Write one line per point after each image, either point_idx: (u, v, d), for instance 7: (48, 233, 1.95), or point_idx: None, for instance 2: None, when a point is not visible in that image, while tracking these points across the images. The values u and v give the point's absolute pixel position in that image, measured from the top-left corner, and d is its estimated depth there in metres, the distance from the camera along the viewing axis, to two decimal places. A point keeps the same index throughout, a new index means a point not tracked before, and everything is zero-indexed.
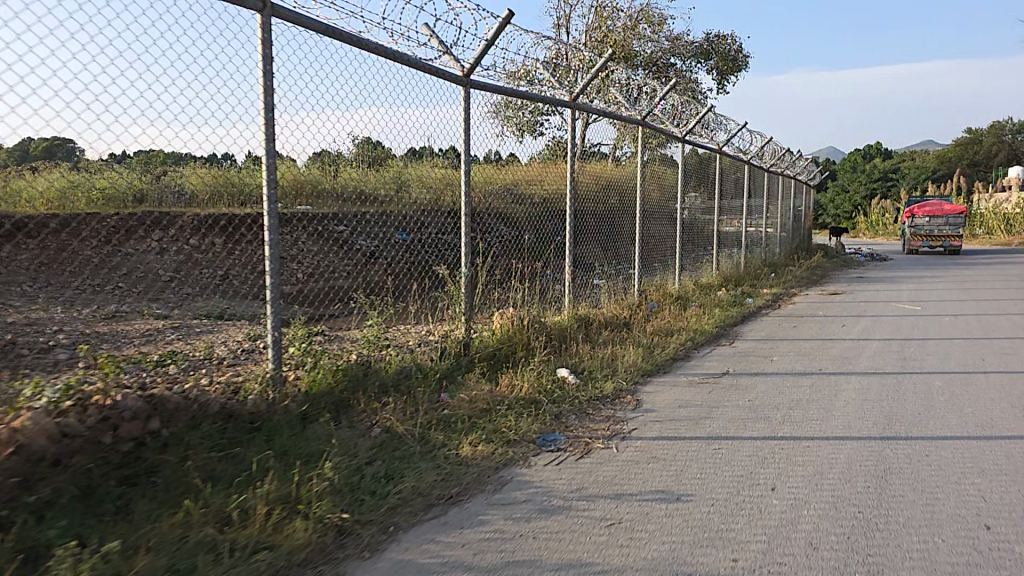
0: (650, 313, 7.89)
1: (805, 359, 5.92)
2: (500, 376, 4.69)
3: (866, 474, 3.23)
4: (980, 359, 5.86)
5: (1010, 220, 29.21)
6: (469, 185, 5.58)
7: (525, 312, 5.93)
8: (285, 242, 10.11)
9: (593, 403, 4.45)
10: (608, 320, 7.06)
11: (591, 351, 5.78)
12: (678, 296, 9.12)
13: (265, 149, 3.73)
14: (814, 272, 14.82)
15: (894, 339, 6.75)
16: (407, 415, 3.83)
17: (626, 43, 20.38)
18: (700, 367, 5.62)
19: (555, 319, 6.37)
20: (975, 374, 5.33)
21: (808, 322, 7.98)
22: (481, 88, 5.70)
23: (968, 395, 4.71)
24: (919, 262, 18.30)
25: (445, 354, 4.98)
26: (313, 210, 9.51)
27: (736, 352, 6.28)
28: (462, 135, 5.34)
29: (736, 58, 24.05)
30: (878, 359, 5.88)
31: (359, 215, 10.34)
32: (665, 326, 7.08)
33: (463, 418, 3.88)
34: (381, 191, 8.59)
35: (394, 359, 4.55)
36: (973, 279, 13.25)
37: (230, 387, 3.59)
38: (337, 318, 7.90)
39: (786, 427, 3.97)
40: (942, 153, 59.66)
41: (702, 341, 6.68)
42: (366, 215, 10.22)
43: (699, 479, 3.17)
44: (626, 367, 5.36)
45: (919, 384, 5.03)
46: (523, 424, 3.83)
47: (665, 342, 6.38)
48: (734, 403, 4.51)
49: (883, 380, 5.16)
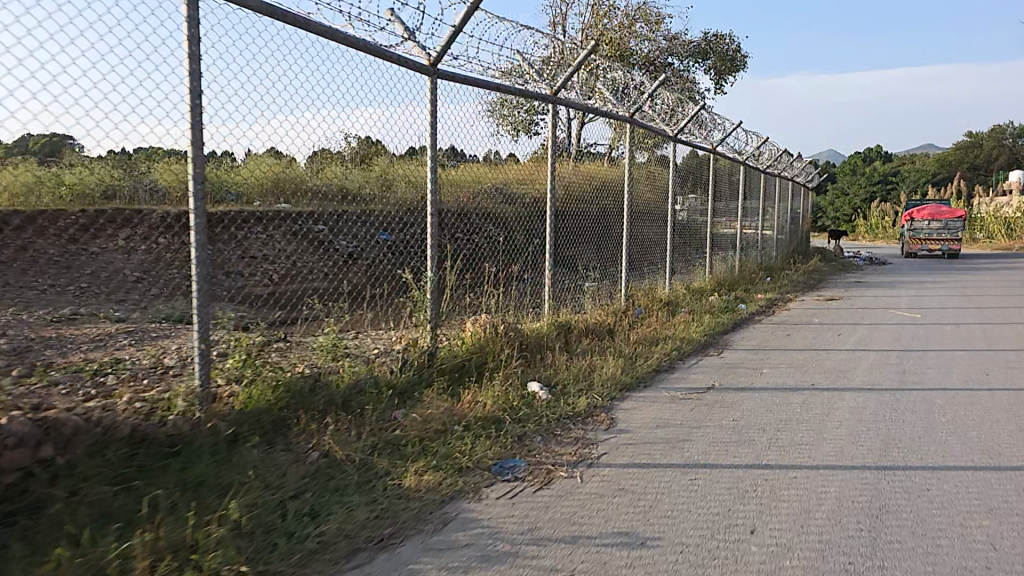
0: (636, 320, 7.52)
1: (796, 372, 5.55)
2: (463, 391, 4.30)
3: (858, 514, 2.85)
4: (984, 374, 5.48)
5: (1011, 224, 28.84)
6: (436, 182, 5.21)
7: (499, 319, 5.56)
8: (261, 241, 9.77)
9: (563, 422, 4.07)
10: (591, 327, 6.69)
11: (568, 362, 5.40)
12: (667, 302, 8.74)
13: (191, 140, 3.35)
14: (811, 277, 14.48)
15: (893, 350, 6.38)
16: (351, 437, 3.45)
17: (622, 42, 20.00)
18: (685, 381, 5.25)
19: (532, 326, 6.00)
20: (979, 391, 4.95)
21: (802, 330, 7.61)
22: (452, 80, 5.31)
23: (971, 416, 4.34)
24: (918, 267, 17.95)
25: (406, 365, 4.61)
26: (289, 209, 9.17)
27: (723, 363, 5.91)
28: (429, 129, 4.96)
29: (735, 58, 23.70)
30: (874, 373, 5.51)
31: (339, 214, 9.98)
32: (651, 334, 6.70)
33: (413, 441, 3.49)
34: (366, 191, 8.25)
35: (346, 371, 4.18)
36: (973, 285, 12.88)
37: (148, 406, 3.20)
38: (306, 322, 7.53)
39: (772, 453, 3.60)
40: (942, 156, 59.35)
41: (688, 351, 6.32)
42: (345, 215, 9.87)
43: (670, 518, 2.79)
44: (604, 381, 4.99)
45: (919, 402, 4.66)
46: (480, 449, 3.45)
47: (649, 352, 6.01)
48: (716, 423, 4.13)
49: (880, 397, 4.79)
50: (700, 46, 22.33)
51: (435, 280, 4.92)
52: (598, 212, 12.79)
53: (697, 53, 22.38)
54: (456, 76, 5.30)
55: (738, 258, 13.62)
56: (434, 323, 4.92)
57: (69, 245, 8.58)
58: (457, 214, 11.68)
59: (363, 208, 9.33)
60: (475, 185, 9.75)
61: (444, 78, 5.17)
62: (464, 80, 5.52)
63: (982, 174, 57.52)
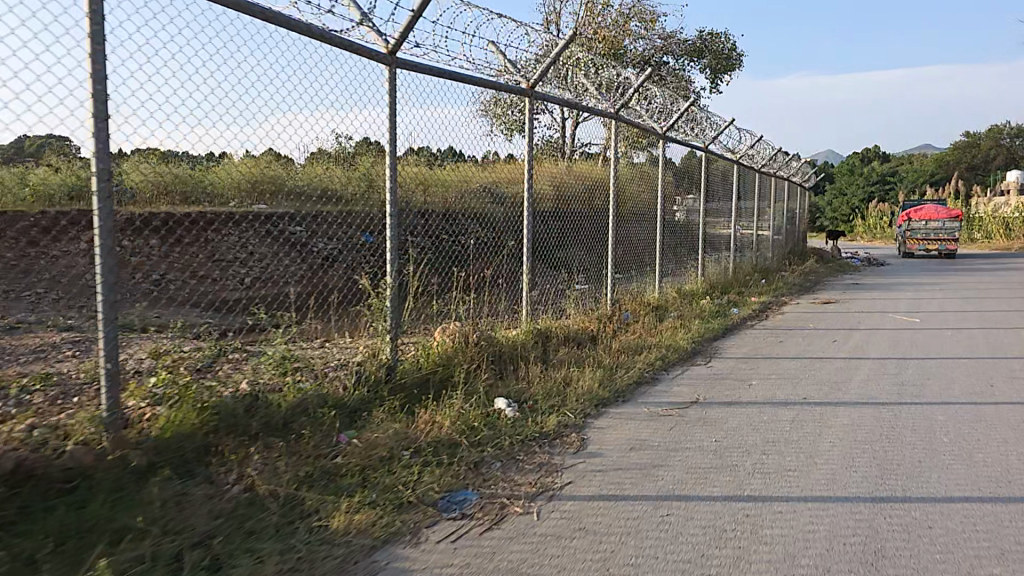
0: (621, 326, 7.11)
1: (787, 384, 5.18)
2: (419, 410, 3.91)
3: (850, 559, 2.48)
4: (988, 385, 5.11)
5: (1009, 223, 28.55)
6: (398, 179, 4.81)
7: (468, 329, 5.16)
8: (233, 244, 9.34)
9: (528, 445, 3.68)
10: (570, 335, 6.29)
11: (542, 374, 5.00)
12: (655, 307, 8.35)
13: (94, 131, 3.08)
14: (807, 279, 14.11)
15: (891, 359, 6.01)
16: (282, 465, 3.07)
17: (614, 40, 19.60)
18: (667, 394, 4.86)
19: (506, 335, 5.59)
20: (984, 405, 4.58)
21: (796, 337, 7.22)
22: (417, 71, 4.90)
23: (977, 435, 3.97)
24: (915, 267, 17.61)
25: (361, 381, 4.21)
26: (267, 211, 8.80)
27: (710, 375, 5.53)
28: (388, 123, 4.55)
29: (730, 57, 23.34)
30: (871, 384, 5.14)
31: (317, 215, 9.57)
32: (635, 342, 6.29)
33: (352, 471, 3.10)
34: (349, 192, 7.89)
35: (289, 389, 3.79)
36: (974, 286, 12.52)
37: (45, 434, 2.85)
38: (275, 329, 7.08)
39: (756, 481, 3.23)
40: (939, 156, 59.15)
41: (673, 360, 5.93)
42: (323, 215, 9.46)
43: (632, 568, 2.41)
44: (579, 396, 4.59)
45: (919, 418, 4.29)
46: (426, 480, 3.06)
47: (631, 362, 5.63)
48: (697, 445, 3.76)
49: (877, 413, 4.42)
50: (695, 44, 21.95)
51: (394, 287, 4.53)
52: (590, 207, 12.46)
53: (691, 51, 21.99)
54: (420, 66, 4.87)
55: (733, 259, 13.19)
56: (394, 334, 4.51)
57: (31, 248, 8.22)
58: (444, 214, 11.25)
59: (340, 209, 8.91)
60: (456, 184, 9.36)
61: (407, 69, 4.76)
62: (431, 71, 5.09)
63: (980, 174, 57.30)
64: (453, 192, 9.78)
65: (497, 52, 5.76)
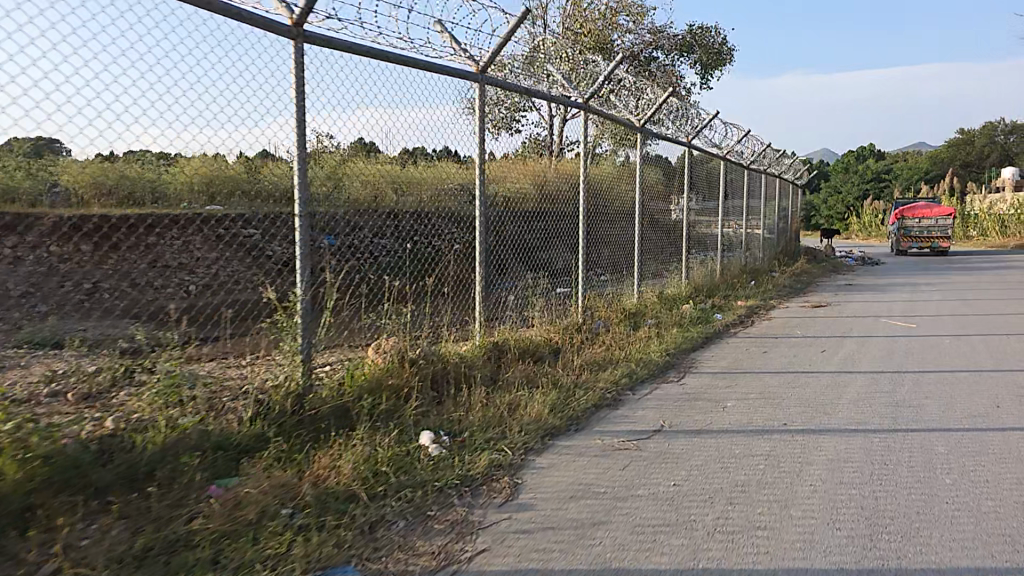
0: (591, 337, 6.46)
1: (766, 406, 4.55)
2: (320, 453, 3.25)
3: None
4: (993, 405, 4.48)
5: (1005, 220, 28.07)
6: (309, 174, 3.96)
7: (403, 348, 4.54)
8: (176, 247, 8.65)
9: (446, 494, 3.04)
10: (529, 351, 5.65)
11: (486, 400, 4.37)
12: (632, 315, 7.71)
13: None
14: (799, 280, 13.48)
15: (885, 373, 5.40)
16: (114, 537, 2.44)
17: (601, 34, 18.90)
18: (627, 421, 4.23)
19: (452, 352, 4.96)
20: (993, 432, 3.97)
21: (781, 347, 6.60)
22: (338, 49, 4.21)
23: (986, 473, 3.36)
24: (908, 266, 17.09)
25: (261, 415, 3.57)
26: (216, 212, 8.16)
27: (682, 394, 4.90)
28: (296, 107, 3.79)
29: (721, 52, 22.66)
30: (861, 406, 4.51)
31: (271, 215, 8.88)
32: (602, 357, 5.64)
33: (205, 542, 2.46)
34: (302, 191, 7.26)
35: (161, 428, 3.15)
36: (971, 287, 11.97)
37: None
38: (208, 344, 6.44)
39: (715, 546, 2.61)
40: (934, 153, 58.79)
41: (642, 377, 5.30)
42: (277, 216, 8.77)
43: None
44: (523, 426, 3.96)
45: (916, 451, 3.68)
46: (295, 554, 2.41)
47: (594, 382, 5.00)
48: (652, 491, 3.13)
49: (869, 443, 3.81)
50: (685, 39, 21.30)
51: (306, 303, 3.88)
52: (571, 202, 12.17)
53: (681, 46, 21.30)
54: (340, 43, 4.21)
55: (721, 260, 12.56)
56: (307, 357, 3.87)
57: None
58: (413, 214, 10.84)
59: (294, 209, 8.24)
60: (421, 181, 8.69)
61: (321, 44, 4.08)
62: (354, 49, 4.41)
63: (975, 171, 56.92)
64: (419, 188, 9.11)
65: (440, 30, 5.08)
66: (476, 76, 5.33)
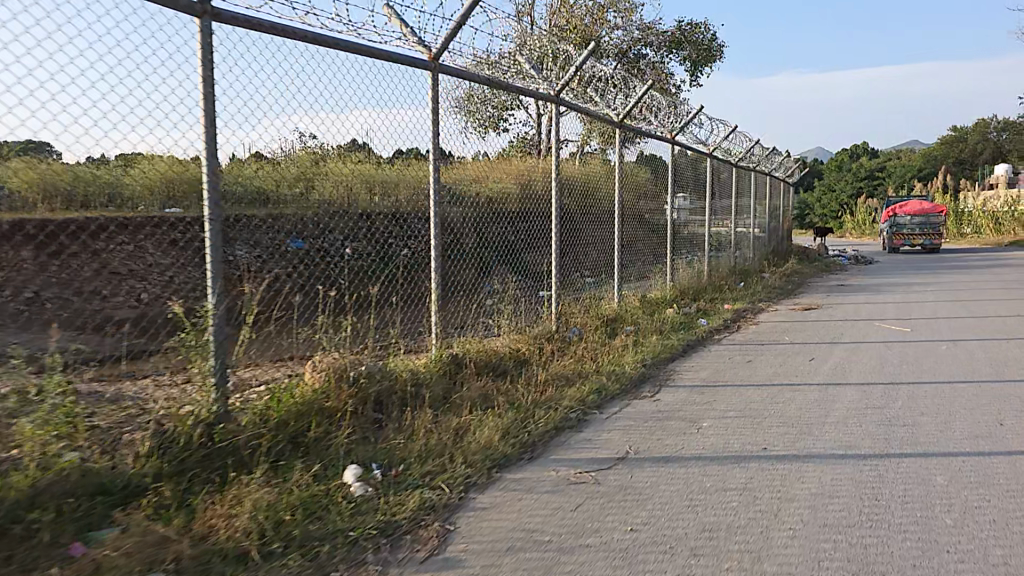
0: (563, 347, 5.98)
1: (745, 427, 4.10)
2: (219, 498, 2.80)
3: None
4: (995, 422, 4.05)
5: (998, 217, 27.80)
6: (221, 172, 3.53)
7: (342, 367, 4.12)
8: (128, 253, 8.19)
9: (361, 549, 2.59)
10: (491, 365, 5.19)
11: (433, 424, 3.92)
12: (610, 321, 7.23)
13: None
14: (790, 281, 13.04)
15: (876, 385, 4.97)
16: None
17: (588, 29, 18.38)
18: (589, 447, 3.78)
19: (401, 369, 4.52)
20: (996, 457, 3.54)
21: (767, 356, 6.16)
22: (258, 30, 3.75)
23: (992, 511, 2.91)
24: (902, 266, 16.74)
25: (162, 449, 3.13)
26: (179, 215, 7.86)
27: (655, 413, 4.45)
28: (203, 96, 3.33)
29: (711, 49, 22.20)
30: (850, 426, 4.07)
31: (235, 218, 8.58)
32: (571, 370, 5.17)
33: None
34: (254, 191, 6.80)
35: (29, 471, 2.71)
36: (967, 287, 11.58)
37: None
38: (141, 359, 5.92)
39: None
40: (926, 151, 58.66)
41: (614, 394, 4.84)
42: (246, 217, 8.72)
43: None
44: (468, 455, 3.51)
45: (910, 481, 3.24)
46: None
47: (558, 400, 4.54)
48: (604, 541, 2.68)
49: (857, 473, 3.36)
50: (674, 35, 20.82)
51: (219, 319, 3.45)
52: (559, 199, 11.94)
53: (671, 43, 20.84)
54: (260, 23, 3.73)
55: (709, 261, 12.12)
56: (221, 381, 3.44)
57: None
58: (392, 216, 10.19)
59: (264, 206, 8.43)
60: (387, 179, 8.22)
61: (235, 22, 3.60)
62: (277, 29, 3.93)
63: (968, 168, 56.81)
64: (385, 186, 8.62)
65: (385, 12, 4.59)
66: (428, 64, 4.87)
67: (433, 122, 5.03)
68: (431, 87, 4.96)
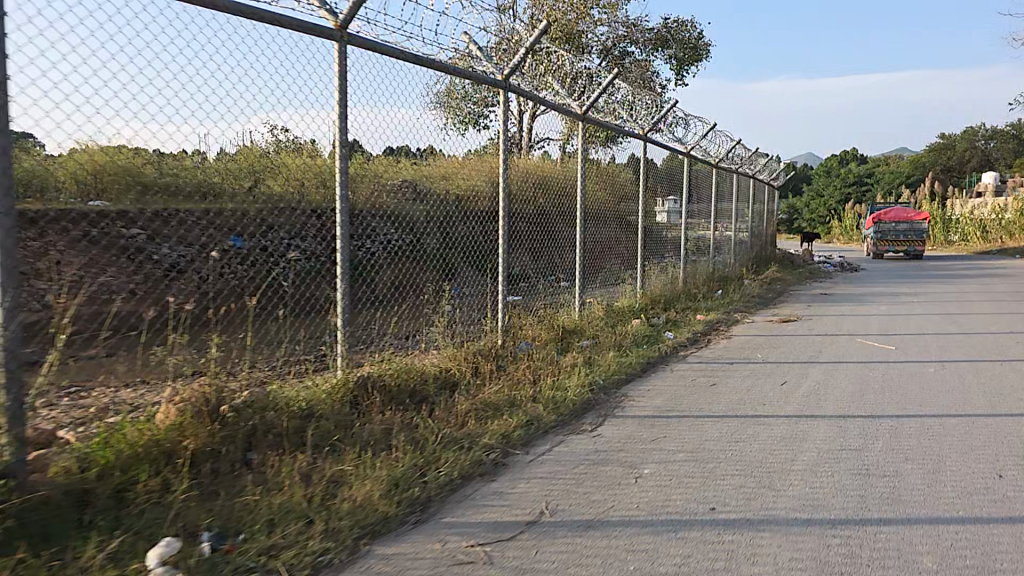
0: (503, 367, 5.21)
1: (693, 477, 3.37)
2: None
3: None
4: (991, 473, 3.36)
5: (985, 225, 27.40)
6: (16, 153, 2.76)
7: (207, 399, 3.42)
8: (34, 248, 7.41)
9: None
10: (409, 391, 4.44)
11: (304, 473, 3.17)
12: (566, 335, 6.45)
13: None
14: (772, 289, 12.37)
15: (855, 420, 4.26)
16: None
17: (570, 25, 17.59)
18: (495, 505, 3.04)
19: (287, 397, 3.79)
20: (998, 525, 2.83)
21: (735, 378, 5.44)
22: None
23: None
24: (889, 273, 16.16)
25: None
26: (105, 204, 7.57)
27: (590, 455, 3.69)
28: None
29: (698, 48, 21.44)
30: (819, 476, 3.36)
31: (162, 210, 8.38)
32: (502, 397, 4.40)
33: None
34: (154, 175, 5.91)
35: None
36: (955, 297, 11.00)
37: None
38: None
39: None
40: (915, 157, 58.72)
41: (547, 428, 4.08)
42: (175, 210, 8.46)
43: None
44: (332, 520, 2.76)
45: (892, 565, 2.52)
46: None
47: (476, 437, 3.78)
48: None
49: (823, 548, 2.65)
50: (660, 33, 20.06)
51: (11, 342, 2.75)
52: (534, 199, 11.18)
53: (657, 41, 20.10)
54: None
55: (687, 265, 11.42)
56: (15, 419, 2.72)
57: None
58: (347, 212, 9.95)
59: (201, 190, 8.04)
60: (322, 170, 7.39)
61: None
62: None
63: (956, 175, 56.79)
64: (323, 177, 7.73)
65: None
66: (333, 32, 4.09)
67: (339, 103, 4.18)
68: (337, 58, 4.15)
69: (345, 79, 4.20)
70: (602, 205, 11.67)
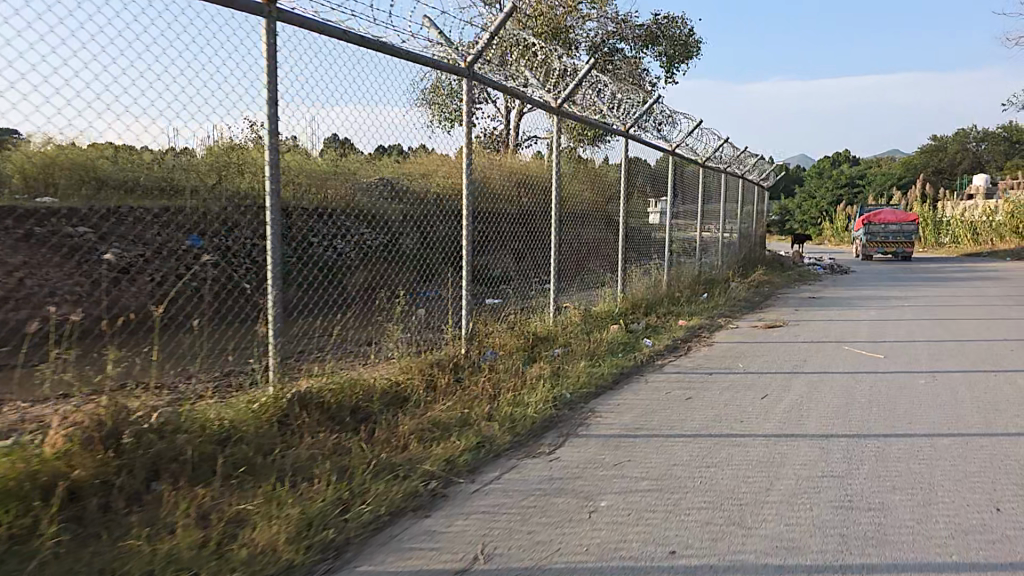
0: (461, 378, 4.80)
1: (655, 511, 2.97)
2: None
3: None
4: (989, 506, 2.99)
5: (976, 227, 27.25)
6: None
7: (100, 424, 3.03)
8: None
9: None
10: (350, 409, 4.02)
11: (207, 510, 2.76)
12: (536, 343, 6.04)
13: None
14: (759, 292, 12.04)
15: (840, 441, 3.87)
16: None
17: (557, 20, 17.15)
18: (422, 550, 2.63)
19: (203, 417, 3.40)
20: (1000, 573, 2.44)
21: (713, 391, 5.05)
22: None
23: None
24: (880, 276, 15.89)
25: None
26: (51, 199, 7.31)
27: (542, 484, 3.28)
28: None
29: (688, 45, 21.06)
30: (796, 510, 2.97)
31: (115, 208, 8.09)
32: (453, 415, 3.99)
33: None
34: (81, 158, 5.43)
35: None
36: (946, 301, 10.70)
37: None
38: None
39: None
40: (907, 159, 58.81)
41: (499, 450, 3.67)
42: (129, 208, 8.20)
43: None
44: (221, 573, 2.35)
45: None
46: None
47: (414, 463, 3.37)
48: None
49: None
50: (649, 30, 19.71)
51: None
52: (515, 198, 10.78)
53: (646, 38, 19.76)
54: None
55: (673, 267, 11.04)
56: None
57: None
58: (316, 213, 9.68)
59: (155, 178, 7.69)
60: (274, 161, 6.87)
61: None
62: None
63: (947, 177, 56.91)
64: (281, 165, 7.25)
65: None
66: (260, 7, 3.67)
67: (268, 88, 3.76)
68: (266, 39, 3.75)
69: (273, 60, 3.76)
70: (586, 204, 11.28)
